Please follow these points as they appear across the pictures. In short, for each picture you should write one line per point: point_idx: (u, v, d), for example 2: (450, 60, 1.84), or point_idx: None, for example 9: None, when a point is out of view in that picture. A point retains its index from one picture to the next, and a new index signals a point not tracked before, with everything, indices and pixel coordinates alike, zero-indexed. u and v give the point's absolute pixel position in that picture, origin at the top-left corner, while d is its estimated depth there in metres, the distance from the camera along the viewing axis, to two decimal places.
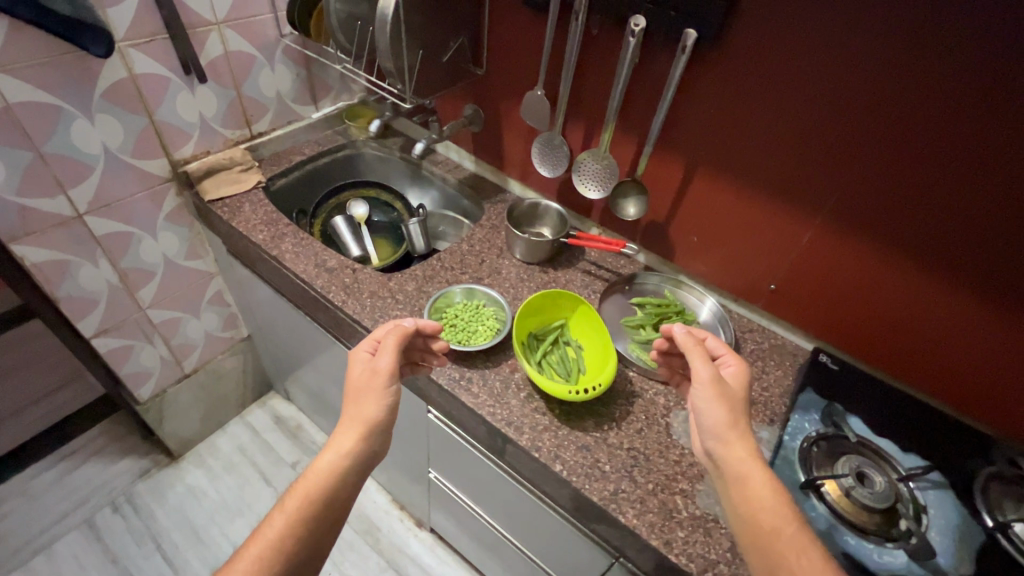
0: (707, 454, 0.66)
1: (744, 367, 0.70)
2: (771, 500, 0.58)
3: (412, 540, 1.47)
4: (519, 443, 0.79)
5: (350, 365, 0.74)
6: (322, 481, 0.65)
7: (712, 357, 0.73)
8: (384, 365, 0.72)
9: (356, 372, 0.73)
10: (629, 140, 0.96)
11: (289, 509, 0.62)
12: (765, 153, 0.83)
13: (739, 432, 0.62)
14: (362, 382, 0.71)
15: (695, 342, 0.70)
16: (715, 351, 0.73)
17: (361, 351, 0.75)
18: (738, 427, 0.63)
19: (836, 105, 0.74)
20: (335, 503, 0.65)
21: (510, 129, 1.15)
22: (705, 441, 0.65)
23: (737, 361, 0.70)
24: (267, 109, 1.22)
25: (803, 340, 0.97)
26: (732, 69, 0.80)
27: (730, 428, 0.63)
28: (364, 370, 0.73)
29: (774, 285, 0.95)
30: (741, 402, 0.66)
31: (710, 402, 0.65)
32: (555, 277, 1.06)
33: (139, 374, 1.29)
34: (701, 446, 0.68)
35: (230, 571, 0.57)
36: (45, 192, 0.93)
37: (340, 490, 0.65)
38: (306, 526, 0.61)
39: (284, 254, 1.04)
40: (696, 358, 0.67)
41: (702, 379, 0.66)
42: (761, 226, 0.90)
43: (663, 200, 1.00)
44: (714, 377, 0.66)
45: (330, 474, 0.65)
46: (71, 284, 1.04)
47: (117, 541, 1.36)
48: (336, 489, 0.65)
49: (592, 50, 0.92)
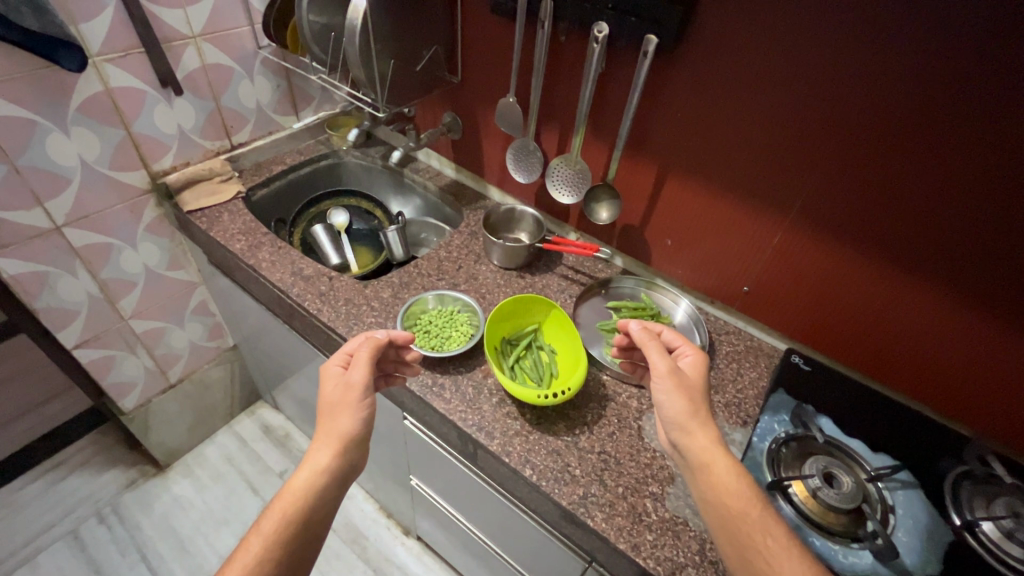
0: (673, 446, 0.66)
1: (701, 355, 0.71)
2: (731, 502, 0.58)
3: (399, 548, 1.46)
4: (489, 448, 0.79)
5: (323, 381, 0.74)
6: (299, 499, 0.64)
7: (669, 349, 0.74)
8: (356, 379, 0.72)
9: (330, 388, 0.73)
10: (600, 144, 0.97)
11: (266, 531, 0.61)
12: (732, 154, 0.84)
13: (699, 434, 0.62)
14: (335, 396, 0.71)
15: (651, 336, 0.71)
16: (672, 343, 0.74)
17: (334, 366, 0.75)
18: (695, 426, 0.63)
19: (798, 106, 0.74)
20: (314, 521, 0.64)
21: (486, 136, 1.16)
22: (669, 432, 0.65)
23: (693, 351, 0.71)
24: (246, 120, 1.23)
25: (778, 342, 0.97)
26: (697, 73, 0.80)
27: (692, 429, 0.63)
28: (338, 385, 0.73)
29: (748, 287, 0.95)
30: (700, 395, 0.66)
31: (670, 403, 0.65)
32: (531, 282, 1.06)
33: (122, 385, 1.29)
34: (666, 438, 0.68)
35: None
36: (21, 205, 0.94)
37: (318, 507, 0.65)
38: (285, 545, 0.61)
39: (261, 262, 1.05)
40: (652, 352, 0.68)
41: (659, 373, 0.66)
42: (732, 227, 0.91)
43: (637, 205, 1.00)
44: (671, 369, 0.66)
45: (307, 492, 0.65)
46: (50, 295, 1.05)
47: (102, 552, 1.36)
48: (314, 505, 0.65)
49: (561, 58, 0.93)
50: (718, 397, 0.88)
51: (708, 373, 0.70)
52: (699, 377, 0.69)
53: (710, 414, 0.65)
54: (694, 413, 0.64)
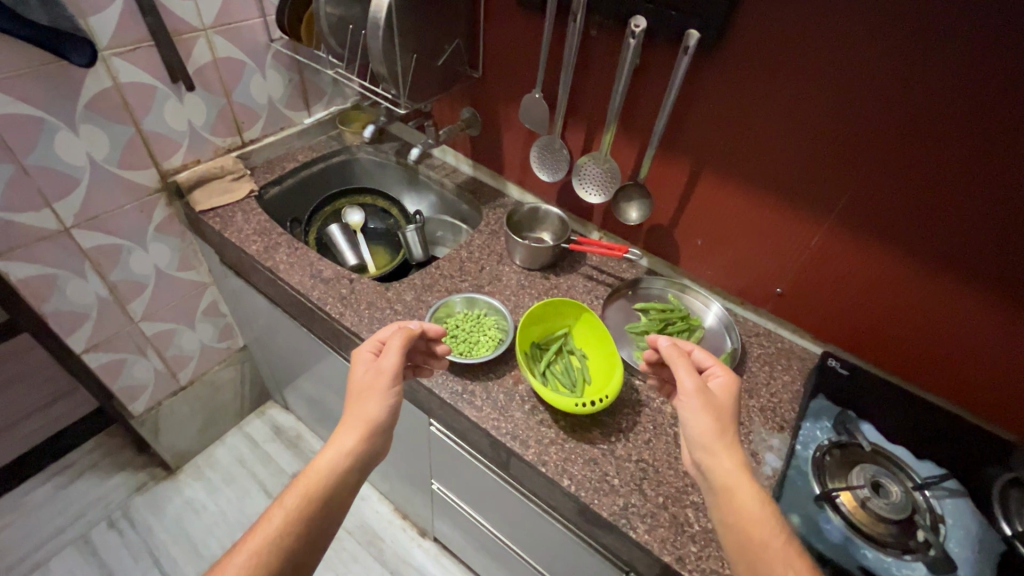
0: (696, 467, 0.64)
1: (732, 377, 0.68)
2: (754, 530, 0.56)
3: (416, 550, 1.44)
4: (525, 457, 0.77)
5: (353, 365, 0.74)
6: (324, 478, 0.65)
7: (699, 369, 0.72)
8: (388, 366, 0.72)
9: (360, 372, 0.73)
10: (629, 142, 0.94)
11: (289, 504, 0.62)
12: (770, 156, 0.81)
13: (723, 457, 0.61)
14: (365, 381, 0.72)
15: (680, 352, 0.69)
16: (702, 363, 0.72)
17: (365, 352, 0.75)
18: (721, 447, 0.61)
19: (843, 105, 0.72)
20: (335, 501, 0.65)
21: (508, 132, 1.12)
22: (694, 452, 0.64)
23: (724, 373, 0.69)
24: (258, 116, 1.19)
25: (811, 344, 0.95)
26: (734, 71, 0.78)
27: (714, 445, 0.62)
28: (368, 370, 0.73)
29: (781, 289, 0.93)
30: (727, 415, 0.64)
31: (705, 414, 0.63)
32: (556, 283, 1.04)
33: (133, 388, 1.26)
34: (689, 458, 0.66)
35: (227, 561, 0.57)
36: (30, 206, 0.90)
37: (340, 487, 0.65)
38: (305, 522, 0.61)
39: (279, 264, 1.01)
40: (680, 367, 0.67)
41: (686, 391, 0.65)
42: (766, 228, 0.88)
43: (668, 203, 0.98)
44: (699, 387, 0.65)
45: (331, 472, 0.65)
46: (59, 299, 1.01)
47: (113, 558, 1.33)
48: (337, 486, 0.65)
49: (591, 52, 0.90)
50: (752, 401, 0.86)
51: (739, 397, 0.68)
52: (729, 400, 0.66)
53: (737, 433, 0.63)
54: (721, 432, 0.62)
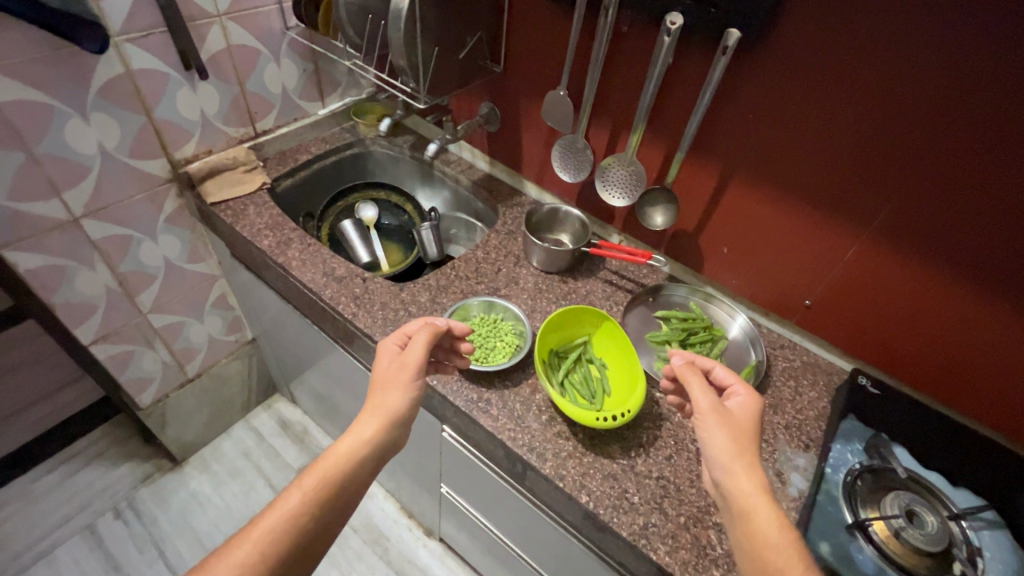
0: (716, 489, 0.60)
1: (754, 398, 0.65)
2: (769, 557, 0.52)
3: (421, 550, 1.43)
4: (542, 471, 0.74)
5: (377, 358, 0.72)
6: (341, 465, 0.63)
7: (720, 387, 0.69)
8: (412, 359, 0.70)
9: (384, 364, 0.71)
10: (657, 145, 0.91)
11: (306, 487, 0.60)
12: (807, 165, 0.78)
13: (743, 478, 0.57)
14: (388, 373, 0.70)
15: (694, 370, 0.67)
16: (723, 381, 0.69)
17: (390, 344, 0.73)
18: (740, 467, 0.58)
19: (892, 115, 0.67)
20: (351, 488, 0.63)
21: (528, 130, 1.09)
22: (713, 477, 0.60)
23: (746, 392, 0.66)
24: (272, 106, 1.16)
25: (839, 360, 0.92)
26: (774, 75, 0.74)
27: (733, 463, 0.58)
28: (391, 363, 0.71)
29: (810, 301, 0.90)
30: (748, 437, 0.61)
31: (730, 434, 0.60)
32: (575, 287, 1.01)
33: (141, 380, 1.25)
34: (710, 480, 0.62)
35: (242, 536, 0.56)
36: (39, 195, 0.88)
37: (356, 475, 0.64)
38: (319, 506, 0.60)
39: (291, 261, 0.99)
40: (693, 387, 0.64)
41: (701, 410, 0.61)
42: (798, 240, 0.85)
43: (694, 209, 0.94)
44: (714, 407, 0.61)
45: (349, 459, 0.63)
46: (67, 290, 0.99)
47: (119, 549, 1.33)
48: (353, 474, 0.63)
49: (622, 49, 0.86)
50: (777, 417, 0.83)
51: (762, 418, 0.64)
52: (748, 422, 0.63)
53: (758, 455, 0.59)
54: (740, 451, 0.59)
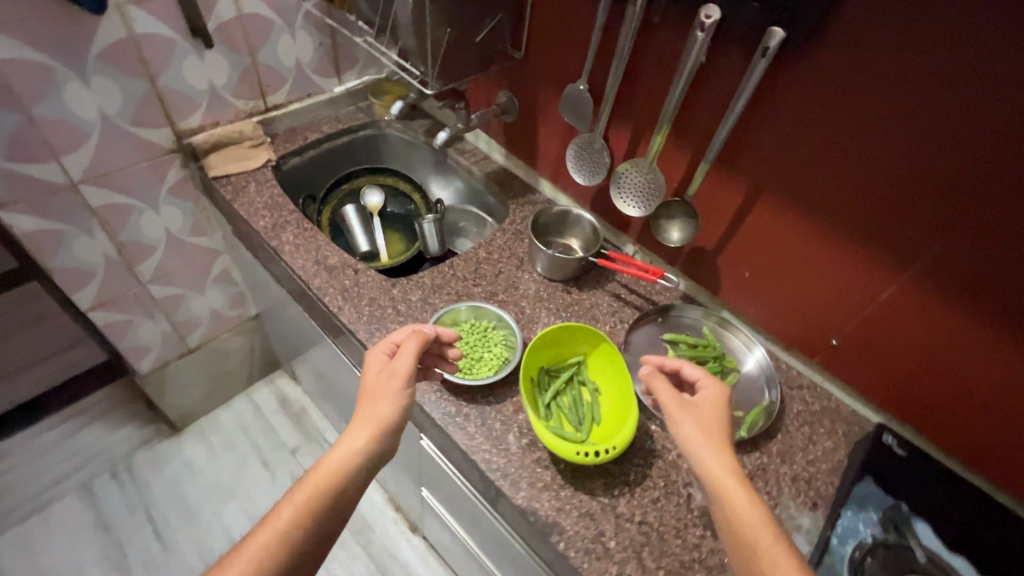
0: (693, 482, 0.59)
1: (721, 389, 0.63)
2: (753, 539, 0.51)
3: (404, 544, 1.39)
4: (513, 501, 0.69)
5: (365, 366, 0.67)
6: (332, 478, 0.58)
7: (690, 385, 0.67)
8: (402, 367, 0.65)
9: (372, 373, 0.66)
10: (681, 152, 0.82)
11: (298, 501, 0.56)
12: (846, 192, 0.68)
13: (711, 459, 0.56)
14: (377, 383, 0.65)
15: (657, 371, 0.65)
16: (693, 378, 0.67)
17: (378, 353, 0.68)
18: (708, 450, 0.57)
19: (952, 144, 0.57)
20: (346, 501, 0.59)
21: (546, 124, 1.01)
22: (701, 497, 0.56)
23: (713, 384, 0.64)
24: (284, 80, 1.11)
25: (863, 408, 0.82)
26: (818, 87, 0.64)
27: (707, 454, 0.57)
28: (380, 371, 0.66)
29: (836, 341, 0.80)
30: (716, 424, 0.60)
31: (699, 425, 0.59)
32: (579, 299, 0.93)
33: (140, 348, 1.25)
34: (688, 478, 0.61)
35: (234, 557, 0.53)
36: (36, 158, 0.86)
37: (350, 488, 0.59)
38: (313, 522, 0.56)
39: (284, 245, 0.95)
40: (658, 383, 0.63)
41: (669, 406, 0.61)
42: (828, 273, 0.75)
43: (715, 227, 0.85)
44: (678, 400, 0.61)
45: (341, 472, 0.59)
46: (65, 255, 0.99)
47: (112, 510, 1.35)
48: (347, 486, 0.59)
49: (651, 43, 0.77)
50: (783, 467, 0.76)
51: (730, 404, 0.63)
52: (713, 408, 0.61)
53: (727, 438, 0.59)
54: (707, 436, 0.58)
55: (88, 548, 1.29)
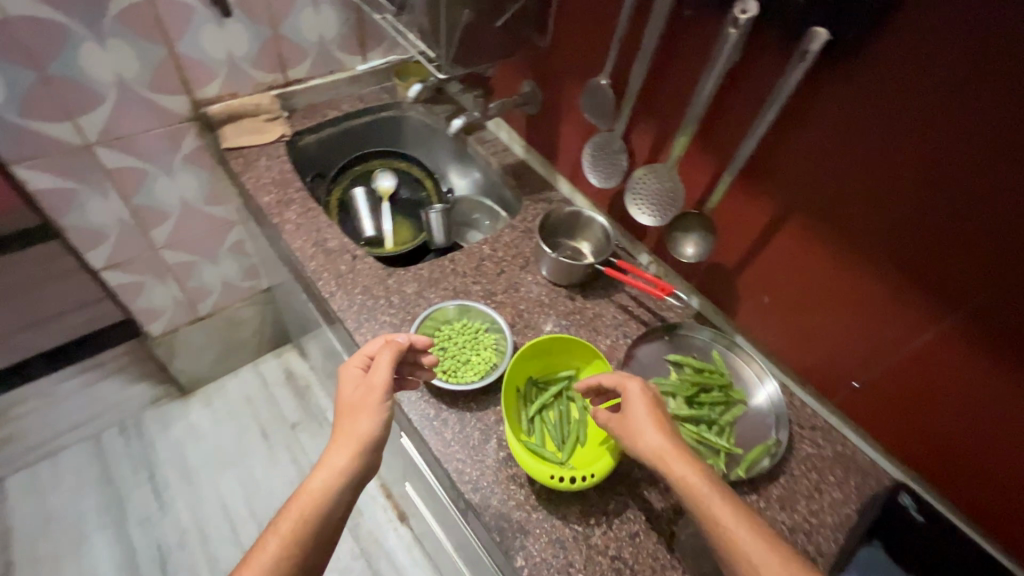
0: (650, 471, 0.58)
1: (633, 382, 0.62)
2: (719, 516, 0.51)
3: (390, 533, 1.38)
4: (480, 517, 0.65)
5: (339, 384, 0.64)
6: (316, 502, 0.55)
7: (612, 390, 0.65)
8: (379, 380, 0.61)
9: (347, 391, 0.62)
10: (706, 160, 0.75)
11: (283, 531, 0.53)
12: (886, 220, 0.60)
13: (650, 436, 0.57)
14: (353, 401, 0.61)
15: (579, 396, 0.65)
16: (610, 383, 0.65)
17: (352, 368, 0.64)
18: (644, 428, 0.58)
19: (1015, 175, 0.49)
20: (334, 525, 0.55)
21: (568, 119, 0.95)
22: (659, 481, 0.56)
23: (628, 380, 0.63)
24: (306, 54, 1.07)
25: (883, 460, 0.74)
26: (864, 98, 0.56)
27: (655, 439, 0.56)
28: (356, 388, 0.62)
29: (859, 383, 0.72)
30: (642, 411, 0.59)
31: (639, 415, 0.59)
32: (581, 308, 0.88)
33: (152, 310, 1.27)
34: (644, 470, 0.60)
35: None
36: (51, 117, 0.87)
37: (337, 510, 0.56)
38: (301, 551, 0.53)
39: (286, 223, 0.94)
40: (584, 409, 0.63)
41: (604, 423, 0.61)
42: (857, 308, 0.67)
43: (736, 244, 0.78)
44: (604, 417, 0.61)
45: (324, 496, 0.55)
46: (78, 215, 1.00)
47: (116, 462, 1.40)
48: (334, 509, 0.56)
49: (682, 37, 0.70)
50: (781, 514, 0.70)
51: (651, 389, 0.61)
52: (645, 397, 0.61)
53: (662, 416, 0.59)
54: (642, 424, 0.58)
55: (91, 497, 1.33)
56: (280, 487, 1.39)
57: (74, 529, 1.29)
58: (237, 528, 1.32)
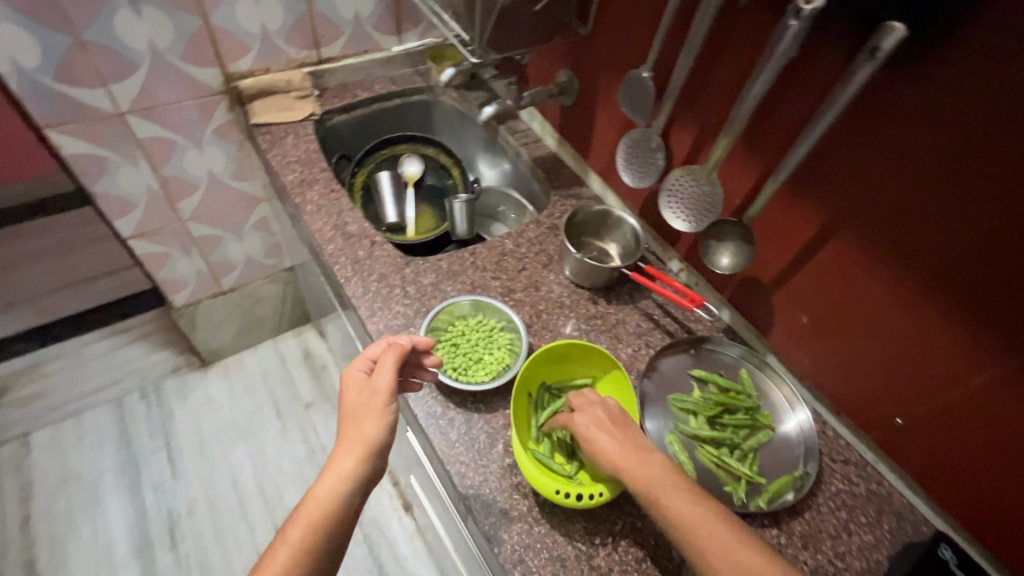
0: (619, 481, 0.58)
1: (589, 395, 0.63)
2: (668, 505, 0.52)
3: (394, 523, 1.37)
4: (480, 526, 0.62)
5: (343, 388, 0.61)
6: (323, 510, 0.53)
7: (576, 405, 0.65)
8: (383, 385, 0.58)
9: (351, 395, 0.60)
10: (751, 165, 0.69)
11: (292, 539, 0.52)
12: (948, 245, 0.54)
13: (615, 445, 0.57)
14: (357, 405, 0.58)
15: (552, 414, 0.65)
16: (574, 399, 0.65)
17: (355, 372, 0.61)
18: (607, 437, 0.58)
19: None
20: (343, 532, 0.53)
21: (605, 112, 0.90)
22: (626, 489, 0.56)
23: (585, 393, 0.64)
24: (340, 32, 1.05)
25: (923, 505, 0.68)
26: (937, 107, 0.50)
27: (607, 437, 0.58)
28: (360, 392, 0.59)
29: (902, 419, 0.66)
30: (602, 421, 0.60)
31: (591, 416, 0.61)
32: (603, 313, 0.84)
33: (176, 281, 1.28)
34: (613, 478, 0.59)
35: None
36: (85, 83, 0.87)
37: (346, 517, 0.54)
38: (312, 560, 0.51)
39: (307, 204, 0.92)
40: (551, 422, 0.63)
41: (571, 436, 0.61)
42: (905, 338, 0.61)
43: (776, 258, 0.72)
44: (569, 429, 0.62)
45: (332, 503, 0.53)
46: (109, 182, 1.01)
47: (136, 426, 1.43)
48: (342, 516, 0.54)
49: (736, 29, 0.64)
50: (803, 554, 0.64)
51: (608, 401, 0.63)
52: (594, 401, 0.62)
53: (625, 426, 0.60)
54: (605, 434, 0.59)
55: (110, 459, 1.37)
56: (289, 465, 1.40)
57: (92, 488, 1.32)
58: (244, 503, 1.33)
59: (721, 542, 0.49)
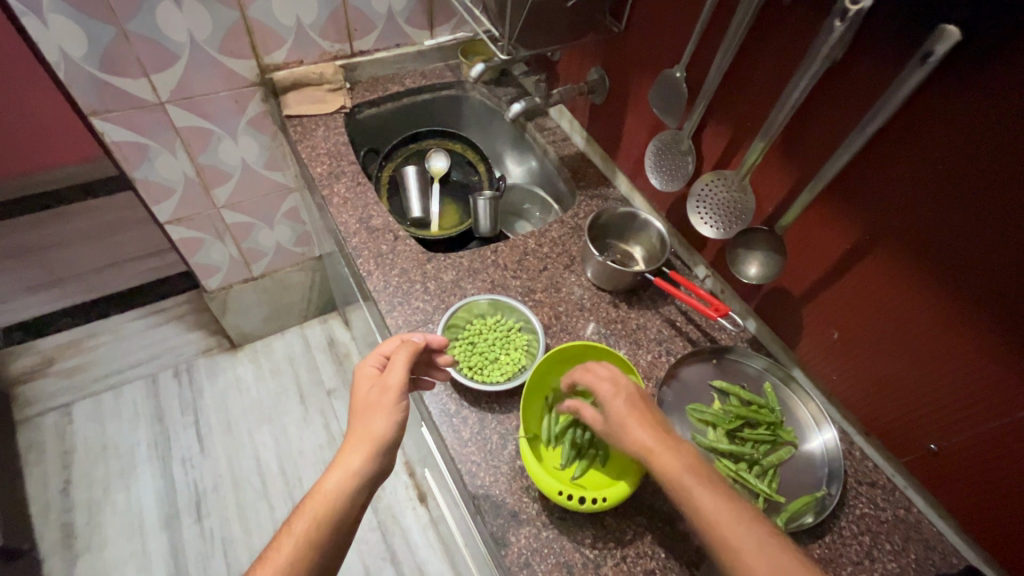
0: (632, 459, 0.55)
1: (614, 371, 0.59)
2: (695, 499, 0.50)
3: (408, 512, 1.39)
4: (485, 527, 0.62)
5: (356, 383, 0.62)
6: (331, 503, 0.54)
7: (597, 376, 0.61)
8: (394, 382, 0.59)
9: (363, 391, 0.61)
10: (786, 172, 0.67)
11: (297, 532, 0.52)
12: (999, 267, 0.50)
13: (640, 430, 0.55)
14: (368, 401, 0.59)
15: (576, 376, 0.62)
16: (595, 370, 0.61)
17: (367, 367, 0.62)
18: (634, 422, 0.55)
19: None
20: (347, 527, 0.54)
21: (636, 112, 0.88)
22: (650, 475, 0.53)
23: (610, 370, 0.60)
24: (374, 25, 1.05)
25: (955, 537, 0.65)
26: (994, 118, 0.47)
27: (629, 419, 0.55)
28: (372, 387, 0.60)
29: (937, 446, 0.63)
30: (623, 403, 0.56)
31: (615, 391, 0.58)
32: (624, 317, 0.82)
33: (209, 266, 1.32)
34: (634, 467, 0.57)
35: None
36: (128, 73, 0.90)
37: (351, 512, 0.55)
38: (315, 554, 0.51)
39: (334, 196, 0.94)
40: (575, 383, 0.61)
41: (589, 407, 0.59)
42: (947, 362, 0.58)
43: (807, 270, 0.69)
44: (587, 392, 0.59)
45: (339, 497, 0.54)
46: (148, 168, 1.04)
47: (168, 403, 1.49)
48: (348, 511, 0.54)
49: (776, 31, 0.61)
50: None
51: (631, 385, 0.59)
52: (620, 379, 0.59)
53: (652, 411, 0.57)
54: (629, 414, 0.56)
55: (142, 432, 1.43)
56: (310, 449, 1.43)
57: (124, 459, 1.39)
58: (266, 483, 1.37)
59: (749, 544, 0.47)
